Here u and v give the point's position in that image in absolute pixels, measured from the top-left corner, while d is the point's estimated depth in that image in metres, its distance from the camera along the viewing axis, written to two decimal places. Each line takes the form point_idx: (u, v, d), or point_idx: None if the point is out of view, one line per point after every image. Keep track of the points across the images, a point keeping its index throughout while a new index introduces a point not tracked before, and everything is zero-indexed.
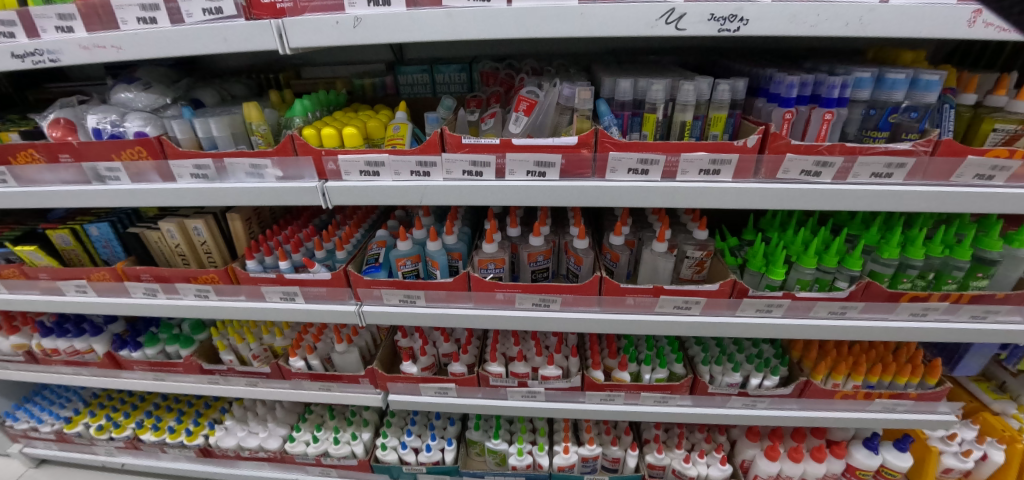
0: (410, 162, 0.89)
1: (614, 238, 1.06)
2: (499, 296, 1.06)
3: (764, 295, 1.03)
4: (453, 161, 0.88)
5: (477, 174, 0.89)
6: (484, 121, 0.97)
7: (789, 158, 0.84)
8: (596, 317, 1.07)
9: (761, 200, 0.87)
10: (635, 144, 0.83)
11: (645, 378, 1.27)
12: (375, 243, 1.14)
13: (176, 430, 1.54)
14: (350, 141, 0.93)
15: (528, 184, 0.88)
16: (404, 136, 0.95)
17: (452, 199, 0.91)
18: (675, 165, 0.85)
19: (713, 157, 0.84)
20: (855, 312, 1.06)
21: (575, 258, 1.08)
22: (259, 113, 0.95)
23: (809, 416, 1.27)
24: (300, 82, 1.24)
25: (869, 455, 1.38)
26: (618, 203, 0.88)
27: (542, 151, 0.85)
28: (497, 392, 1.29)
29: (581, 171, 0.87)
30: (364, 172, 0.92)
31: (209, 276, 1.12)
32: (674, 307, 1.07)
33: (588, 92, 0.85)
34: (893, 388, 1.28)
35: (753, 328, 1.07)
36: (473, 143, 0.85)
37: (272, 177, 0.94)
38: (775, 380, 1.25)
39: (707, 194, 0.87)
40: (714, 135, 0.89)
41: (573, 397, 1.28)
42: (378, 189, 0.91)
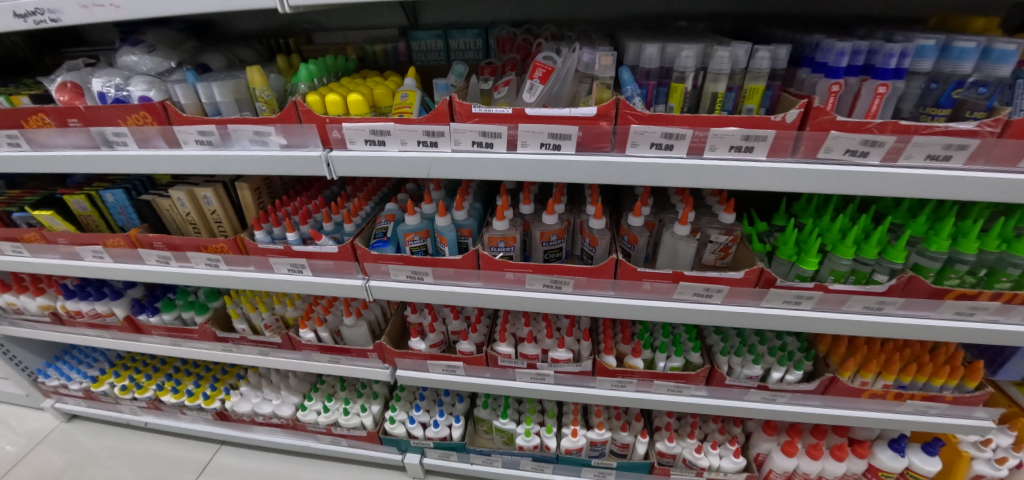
0: (416, 132, 0.84)
1: (633, 219, 0.99)
2: (509, 276, 1.02)
3: (794, 287, 0.96)
4: (463, 131, 0.83)
5: (488, 145, 0.84)
6: (498, 90, 0.90)
7: (832, 134, 0.76)
8: (610, 302, 1.02)
9: (797, 182, 0.79)
10: (660, 117, 0.76)
11: (659, 367, 1.23)
12: (384, 217, 1.10)
13: (195, 393, 1.59)
14: (355, 109, 0.88)
15: (542, 157, 0.82)
16: (412, 104, 0.89)
17: (461, 171, 0.86)
18: (702, 141, 0.78)
19: (746, 133, 0.76)
20: (893, 308, 0.98)
21: (591, 239, 1.02)
22: (262, 78, 0.92)
23: (831, 413, 1.21)
24: (310, 48, 1.19)
25: (894, 457, 1.31)
26: (637, 182, 0.82)
27: (556, 122, 0.78)
28: (505, 373, 1.26)
29: (599, 144, 0.80)
30: (370, 141, 0.87)
31: (219, 246, 1.12)
32: (694, 295, 1.00)
33: (610, 57, 0.77)
34: (927, 389, 1.21)
35: (778, 320, 1.00)
36: (484, 112, 0.80)
37: (276, 145, 0.91)
38: (798, 375, 1.19)
39: (737, 173, 0.79)
40: (749, 110, 0.80)
41: (583, 382, 1.25)
42: (383, 160, 0.87)
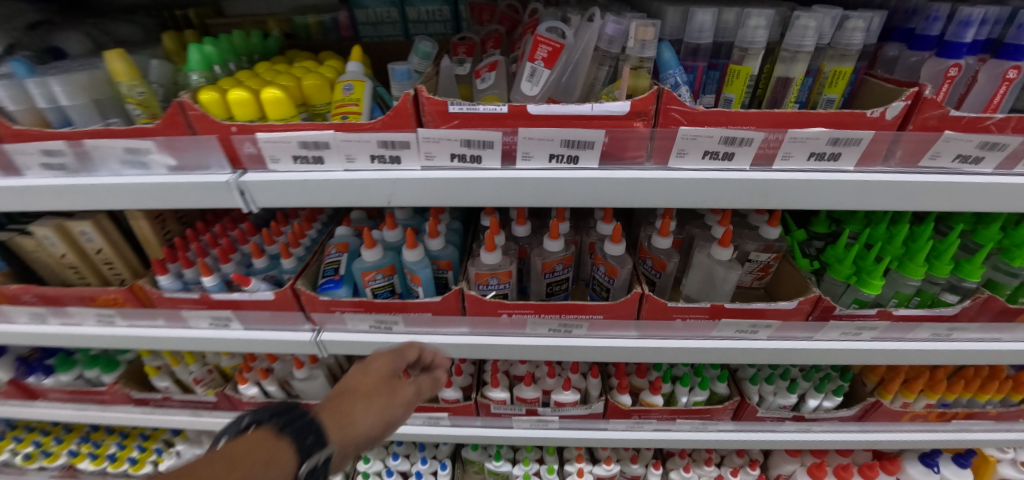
0: (368, 144, 0.58)
1: (659, 241, 0.78)
2: (505, 319, 0.79)
3: (857, 316, 0.78)
4: (436, 141, 0.57)
5: (473, 159, 0.59)
6: (480, 77, 0.65)
7: (944, 136, 0.56)
8: (633, 345, 0.81)
9: (892, 198, 0.60)
10: (718, 115, 0.54)
11: (680, 402, 1.05)
12: (333, 246, 0.84)
13: (118, 458, 1.31)
14: (273, 110, 0.60)
15: (552, 175, 0.58)
16: (359, 101, 0.63)
17: (436, 197, 0.60)
18: (774, 146, 0.56)
19: (832, 135, 0.55)
20: (964, 334, 0.82)
21: (607, 267, 0.79)
22: (131, 69, 0.63)
23: (870, 439, 1.07)
24: (218, 22, 0.89)
25: (926, 472, 1.17)
26: (682, 204, 0.60)
27: (573, 127, 0.54)
28: (500, 420, 1.05)
29: (631, 153, 0.57)
30: (300, 158, 0.61)
31: (111, 297, 0.83)
32: (736, 332, 0.81)
33: (649, 30, 0.53)
34: (968, 405, 1.08)
35: (834, 354, 0.82)
36: (465, 113, 0.54)
37: (162, 167, 0.63)
38: (836, 401, 1.03)
39: (817, 189, 0.58)
40: (827, 101, 0.59)
41: (593, 424, 1.05)
42: (323, 183, 0.61)
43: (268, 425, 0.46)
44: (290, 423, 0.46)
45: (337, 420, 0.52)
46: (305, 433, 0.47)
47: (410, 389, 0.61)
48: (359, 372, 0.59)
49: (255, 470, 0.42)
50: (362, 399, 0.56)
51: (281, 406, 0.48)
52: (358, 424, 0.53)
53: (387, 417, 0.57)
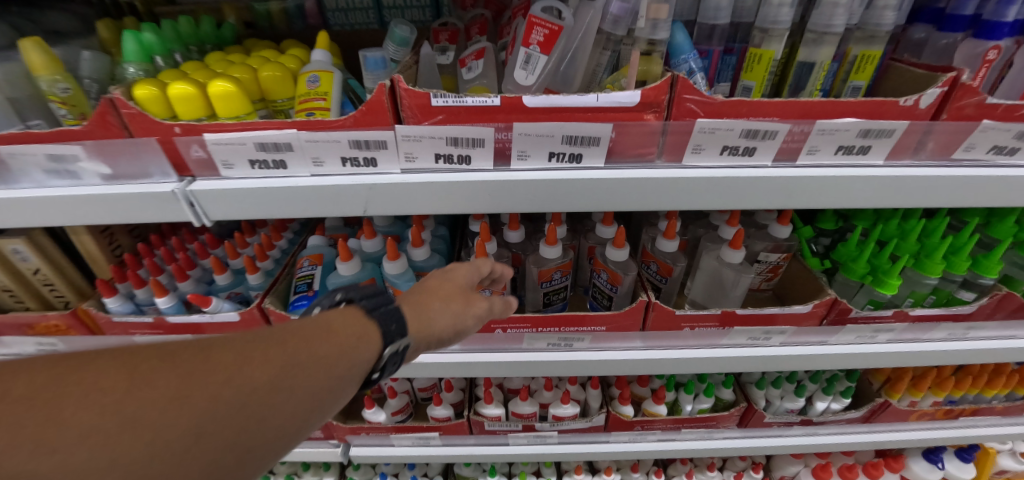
0: (338, 144, 0.49)
1: (664, 244, 0.72)
2: (500, 335, 0.72)
3: (873, 319, 0.73)
4: (417, 139, 0.49)
5: (461, 160, 0.51)
6: (466, 66, 0.57)
7: (982, 125, 0.51)
8: (638, 357, 0.75)
9: (923, 195, 0.54)
10: (739, 105, 0.47)
11: (685, 410, 1.00)
12: (306, 258, 0.75)
13: None
14: (224, 107, 0.52)
15: (552, 176, 0.51)
16: (327, 94, 0.54)
17: (419, 205, 0.52)
18: (799, 139, 0.50)
19: (864, 126, 0.49)
20: (980, 332, 0.78)
21: (609, 274, 0.72)
22: (52, 60, 0.54)
23: (877, 440, 1.04)
24: (168, 9, 0.79)
25: (930, 468, 1.15)
26: (698, 206, 0.53)
27: (576, 121, 0.47)
28: (495, 437, 0.98)
29: (641, 150, 0.51)
30: (258, 162, 0.52)
31: (51, 324, 0.73)
32: (748, 339, 0.76)
33: (661, 8, 0.46)
34: (974, 401, 1.06)
35: (849, 358, 0.78)
36: (450, 106, 0.47)
37: (96, 176, 0.54)
38: (845, 402, 0.99)
39: (845, 186, 0.53)
40: (854, 88, 0.53)
41: (593, 437, 0.99)
42: (287, 192, 0.52)
43: (356, 305, 0.42)
44: (377, 307, 0.42)
45: (415, 315, 0.45)
46: (388, 320, 0.42)
47: (490, 303, 0.53)
48: (439, 271, 0.52)
49: (341, 346, 0.38)
50: (439, 299, 0.48)
51: (371, 290, 0.44)
52: (434, 327, 0.46)
53: (460, 325, 0.49)
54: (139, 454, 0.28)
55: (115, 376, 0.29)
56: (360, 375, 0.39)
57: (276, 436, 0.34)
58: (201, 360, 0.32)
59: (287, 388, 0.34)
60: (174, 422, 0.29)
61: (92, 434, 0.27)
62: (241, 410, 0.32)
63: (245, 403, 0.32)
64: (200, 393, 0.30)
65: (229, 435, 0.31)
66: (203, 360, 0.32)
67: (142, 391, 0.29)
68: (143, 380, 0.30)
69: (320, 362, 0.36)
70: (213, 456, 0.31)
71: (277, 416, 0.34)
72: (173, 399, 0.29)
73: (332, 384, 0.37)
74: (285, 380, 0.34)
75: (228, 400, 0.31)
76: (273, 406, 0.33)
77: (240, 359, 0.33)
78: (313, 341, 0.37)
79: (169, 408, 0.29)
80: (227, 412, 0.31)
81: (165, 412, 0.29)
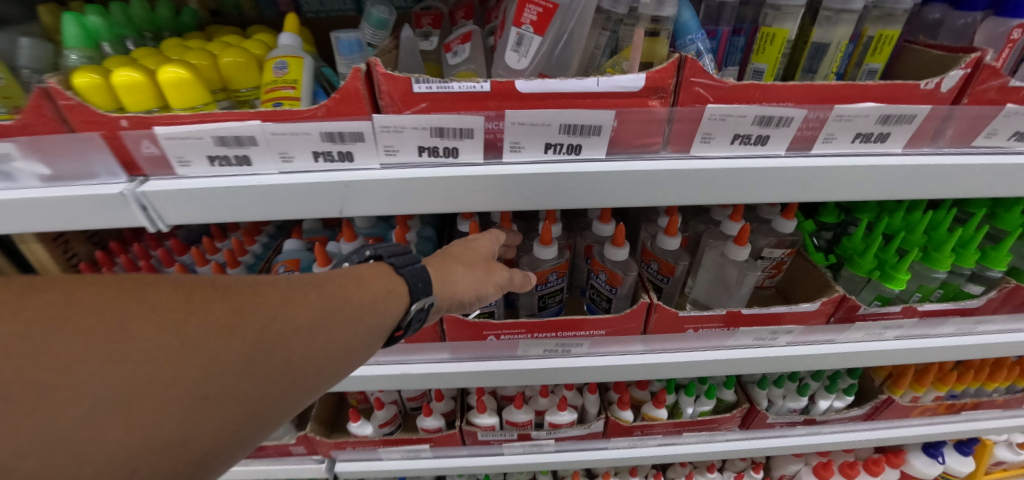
0: (308, 137, 0.44)
1: (666, 241, 0.68)
2: (493, 342, 0.67)
3: (881, 315, 0.70)
4: (397, 130, 0.44)
5: (447, 152, 0.46)
6: (452, 50, 0.52)
7: (1006, 110, 0.48)
8: (640, 361, 0.71)
9: (943, 184, 0.51)
10: (753, 89, 0.43)
11: (686, 413, 0.96)
12: (282, 263, 0.70)
13: None
14: (178, 97, 0.46)
15: (549, 170, 0.46)
16: (297, 82, 0.49)
17: (403, 204, 0.47)
18: (815, 126, 0.46)
19: (884, 112, 0.46)
20: (988, 326, 0.76)
21: (608, 275, 0.68)
22: None
23: (880, 437, 1.01)
24: None
25: (930, 463, 1.13)
26: (706, 200, 0.49)
27: (576, 108, 0.43)
28: (489, 447, 0.93)
29: (645, 140, 0.46)
30: (219, 159, 0.46)
31: None
32: (754, 339, 0.72)
33: None
34: (975, 394, 1.04)
35: (858, 356, 0.75)
36: (434, 91, 0.42)
37: (34, 178, 0.47)
38: (848, 400, 0.96)
39: (863, 176, 0.49)
40: (869, 71, 0.50)
41: (591, 444, 0.95)
42: (252, 191, 0.46)
43: (387, 262, 0.47)
44: (406, 265, 0.47)
45: (439, 277, 0.49)
46: (417, 278, 0.46)
47: (506, 274, 0.56)
48: (461, 242, 0.55)
49: (371, 300, 0.43)
50: (463, 264, 0.52)
51: (402, 250, 0.49)
52: (455, 289, 0.50)
53: (480, 290, 0.53)
54: (203, 369, 0.30)
55: (178, 299, 0.32)
56: (382, 329, 0.44)
57: (308, 373, 0.38)
58: (252, 297, 0.35)
59: (323, 329, 0.39)
60: (231, 346, 0.32)
61: (162, 345, 0.29)
62: (284, 343, 0.36)
63: (286, 339, 0.36)
64: (252, 322, 0.34)
65: (274, 364, 0.35)
66: (253, 297, 0.35)
67: (204, 315, 0.32)
68: (203, 306, 0.32)
69: (354, 313, 0.41)
70: (258, 381, 0.34)
71: (313, 353, 0.38)
72: (231, 326, 0.33)
73: (361, 334, 0.42)
74: (321, 322, 0.39)
75: (275, 333, 0.35)
76: (314, 344, 0.38)
77: (283, 301, 0.37)
78: (348, 293, 0.42)
79: (227, 333, 0.32)
80: (274, 343, 0.35)
81: (224, 339, 0.32)
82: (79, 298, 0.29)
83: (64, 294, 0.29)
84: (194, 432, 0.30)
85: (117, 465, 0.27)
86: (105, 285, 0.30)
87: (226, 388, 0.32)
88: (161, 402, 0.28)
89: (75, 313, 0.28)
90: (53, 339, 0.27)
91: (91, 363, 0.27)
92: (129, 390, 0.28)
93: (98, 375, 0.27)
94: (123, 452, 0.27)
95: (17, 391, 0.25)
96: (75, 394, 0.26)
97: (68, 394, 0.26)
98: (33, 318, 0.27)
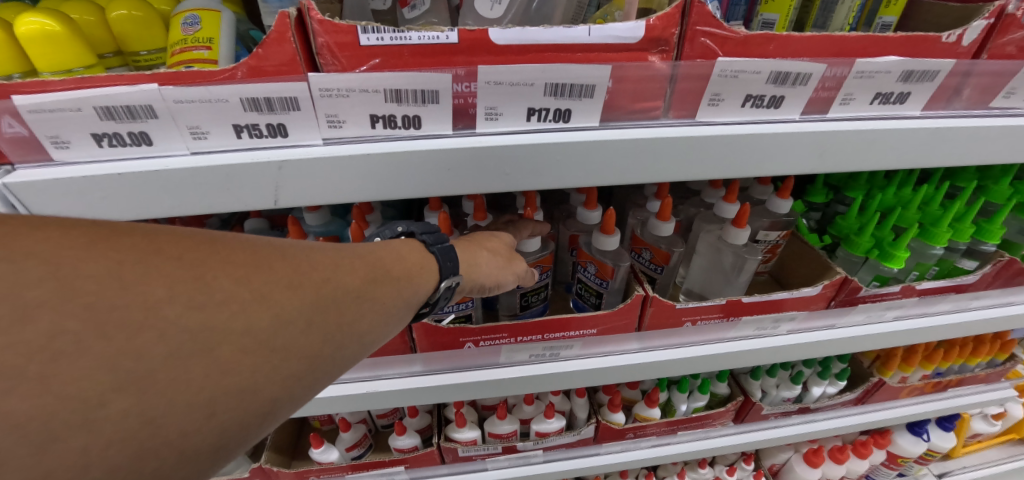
0: (226, 105, 0.34)
1: (659, 226, 0.61)
2: (473, 349, 0.59)
3: (882, 296, 0.66)
4: (341, 94, 0.35)
5: (405, 124, 0.37)
6: (407, 4, 0.44)
7: None
8: (636, 361, 0.64)
9: (963, 150, 0.46)
10: (767, 40, 0.37)
11: (680, 411, 0.90)
12: None
13: None
14: (47, 59, 0.35)
15: (532, 141, 0.38)
16: (214, 42, 0.39)
17: (359, 189, 0.39)
18: (833, 86, 0.41)
19: (907, 67, 0.40)
20: (983, 301, 0.74)
21: (597, 267, 0.61)
22: None
23: (872, 420, 0.99)
24: None
25: (915, 441, 1.13)
26: (714, 173, 0.43)
27: (565, 63, 0.35)
28: (470, 463, 0.85)
29: (644, 103, 0.39)
30: (105, 139, 0.35)
31: None
32: (755, 329, 0.67)
33: None
34: (958, 370, 1.04)
35: (859, 341, 0.71)
36: (385, 43, 0.33)
37: None
38: (840, 385, 0.94)
39: (882, 141, 0.44)
40: (882, 26, 0.45)
41: (581, 451, 0.88)
42: (159, 178, 0.36)
43: (417, 239, 0.41)
44: (438, 243, 0.41)
45: (467, 257, 0.43)
46: (450, 256, 0.40)
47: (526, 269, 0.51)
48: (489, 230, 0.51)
49: (413, 267, 0.38)
50: (487, 249, 0.46)
51: (434, 228, 0.43)
52: (480, 273, 0.44)
53: (504, 278, 0.47)
54: (271, 322, 0.26)
55: (244, 253, 0.28)
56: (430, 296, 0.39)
57: (367, 336, 0.33)
58: (310, 257, 0.31)
59: (379, 293, 0.34)
60: (297, 300, 0.28)
61: (235, 297, 0.25)
62: (343, 304, 0.31)
63: (347, 299, 0.32)
64: (315, 279, 0.30)
65: (334, 324, 0.30)
66: (313, 257, 0.31)
67: (268, 271, 0.28)
68: (268, 262, 0.28)
69: (404, 278, 0.37)
70: (322, 341, 0.30)
71: (370, 317, 0.33)
72: (295, 282, 0.29)
73: (413, 299, 0.37)
74: (376, 286, 0.34)
75: (335, 293, 0.31)
76: (372, 306, 0.33)
77: (338, 263, 0.33)
78: (395, 259, 0.37)
79: (291, 289, 0.28)
80: (334, 303, 0.31)
81: (288, 295, 0.28)
82: (152, 244, 0.25)
83: (140, 236, 0.24)
84: (262, 384, 0.26)
85: (194, 414, 0.22)
86: (178, 233, 0.26)
87: (292, 345, 0.27)
88: (234, 350, 0.24)
89: (151, 257, 0.24)
90: (136, 278, 0.22)
91: (174, 306, 0.23)
92: (208, 337, 0.23)
93: (181, 320, 0.23)
94: (199, 399, 0.23)
95: (103, 330, 0.21)
96: (158, 338, 0.22)
97: (152, 335, 0.22)
98: (113, 261, 0.23)
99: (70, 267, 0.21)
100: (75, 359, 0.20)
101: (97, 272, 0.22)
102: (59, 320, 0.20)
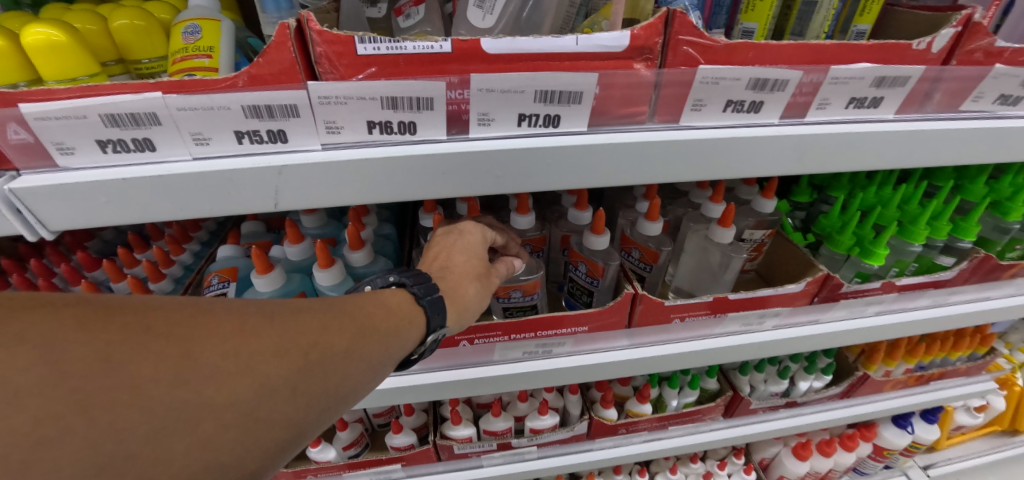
0: (227, 113, 0.35)
1: (648, 226, 0.63)
2: (467, 347, 0.60)
3: (863, 293, 0.68)
4: (339, 101, 0.36)
5: (401, 128, 0.39)
6: (402, 13, 0.46)
7: (995, 70, 0.46)
8: (626, 357, 0.66)
9: (934, 152, 0.49)
10: (746, 48, 0.39)
11: (670, 406, 0.93)
12: (214, 274, 0.59)
13: None
14: (50, 69, 0.36)
15: (522, 144, 0.40)
16: (214, 50, 0.40)
17: (355, 193, 0.40)
18: (810, 91, 0.43)
19: (880, 73, 0.42)
20: (961, 296, 0.76)
21: (588, 266, 0.63)
22: None
23: (858, 414, 1.01)
24: None
25: (900, 434, 1.16)
26: (698, 174, 0.44)
27: (554, 71, 0.37)
28: (466, 461, 0.86)
29: (630, 108, 0.41)
30: (108, 145, 0.36)
31: None
32: (742, 325, 0.69)
33: None
34: (940, 364, 1.07)
35: (842, 336, 0.73)
36: (382, 51, 0.34)
37: None
38: (826, 379, 0.97)
39: (857, 144, 0.46)
40: (857, 33, 0.47)
41: (575, 447, 0.90)
42: (161, 184, 0.37)
43: (408, 290, 0.40)
44: (428, 294, 0.40)
45: (456, 303, 0.43)
46: (439, 310, 0.41)
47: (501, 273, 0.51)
48: (466, 250, 0.48)
49: (400, 323, 0.38)
50: (473, 281, 0.46)
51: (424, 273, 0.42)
52: (469, 314, 0.45)
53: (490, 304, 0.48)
54: (253, 395, 0.28)
55: (233, 322, 0.29)
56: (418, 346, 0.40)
57: (352, 394, 0.35)
58: (299, 320, 0.32)
59: (364, 352, 0.35)
60: (280, 370, 0.29)
61: (220, 372, 0.27)
62: (329, 367, 0.32)
63: (332, 362, 0.33)
64: (302, 345, 0.31)
65: (319, 387, 0.32)
66: (302, 319, 0.32)
67: (255, 342, 0.29)
68: (255, 330, 0.29)
69: (392, 332, 0.38)
70: (306, 407, 0.31)
71: (356, 376, 0.34)
72: (282, 350, 0.30)
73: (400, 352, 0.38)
74: (363, 344, 0.35)
75: (321, 357, 0.32)
76: (358, 365, 0.34)
77: (328, 324, 0.34)
78: (386, 312, 0.38)
79: (277, 357, 0.29)
80: (319, 368, 0.32)
81: (272, 366, 0.29)
82: (145, 319, 0.26)
83: (132, 313, 0.26)
84: (243, 455, 0.28)
85: None
86: (171, 305, 0.28)
87: (274, 413, 0.29)
88: (216, 425, 0.26)
89: (141, 336, 0.25)
90: (124, 359, 0.24)
91: (157, 387, 0.24)
92: (190, 415, 0.25)
93: (164, 401, 0.24)
94: (178, 477, 0.25)
95: (91, 414, 0.23)
96: (142, 419, 0.24)
97: (136, 417, 0.23)
98: (105, 341, 0.24)
99: (64, 350, 0.23)
100: (65, 441, 0.22)
101: (89, 354, 0.23)
102: (50, 406, 0.22)
